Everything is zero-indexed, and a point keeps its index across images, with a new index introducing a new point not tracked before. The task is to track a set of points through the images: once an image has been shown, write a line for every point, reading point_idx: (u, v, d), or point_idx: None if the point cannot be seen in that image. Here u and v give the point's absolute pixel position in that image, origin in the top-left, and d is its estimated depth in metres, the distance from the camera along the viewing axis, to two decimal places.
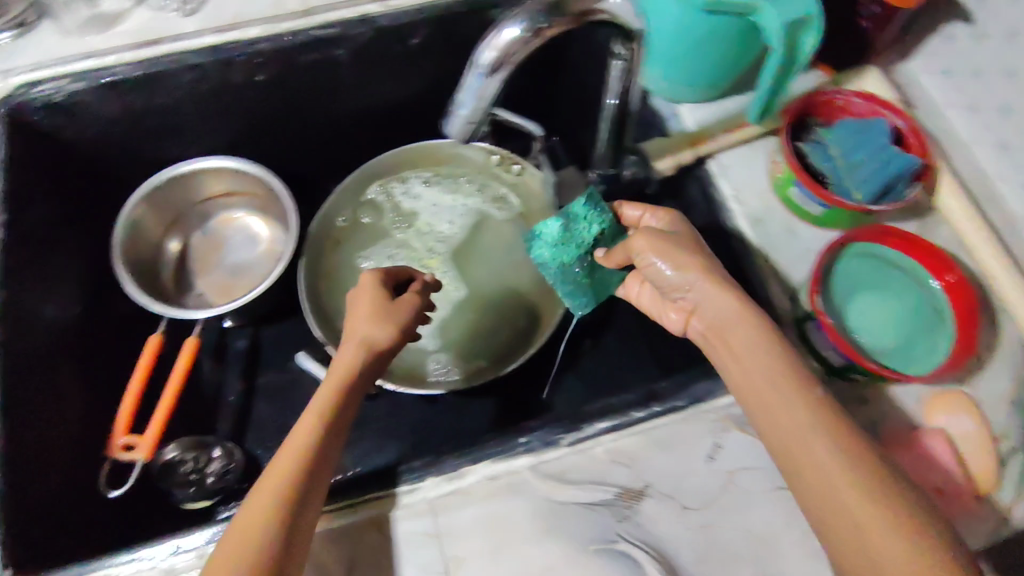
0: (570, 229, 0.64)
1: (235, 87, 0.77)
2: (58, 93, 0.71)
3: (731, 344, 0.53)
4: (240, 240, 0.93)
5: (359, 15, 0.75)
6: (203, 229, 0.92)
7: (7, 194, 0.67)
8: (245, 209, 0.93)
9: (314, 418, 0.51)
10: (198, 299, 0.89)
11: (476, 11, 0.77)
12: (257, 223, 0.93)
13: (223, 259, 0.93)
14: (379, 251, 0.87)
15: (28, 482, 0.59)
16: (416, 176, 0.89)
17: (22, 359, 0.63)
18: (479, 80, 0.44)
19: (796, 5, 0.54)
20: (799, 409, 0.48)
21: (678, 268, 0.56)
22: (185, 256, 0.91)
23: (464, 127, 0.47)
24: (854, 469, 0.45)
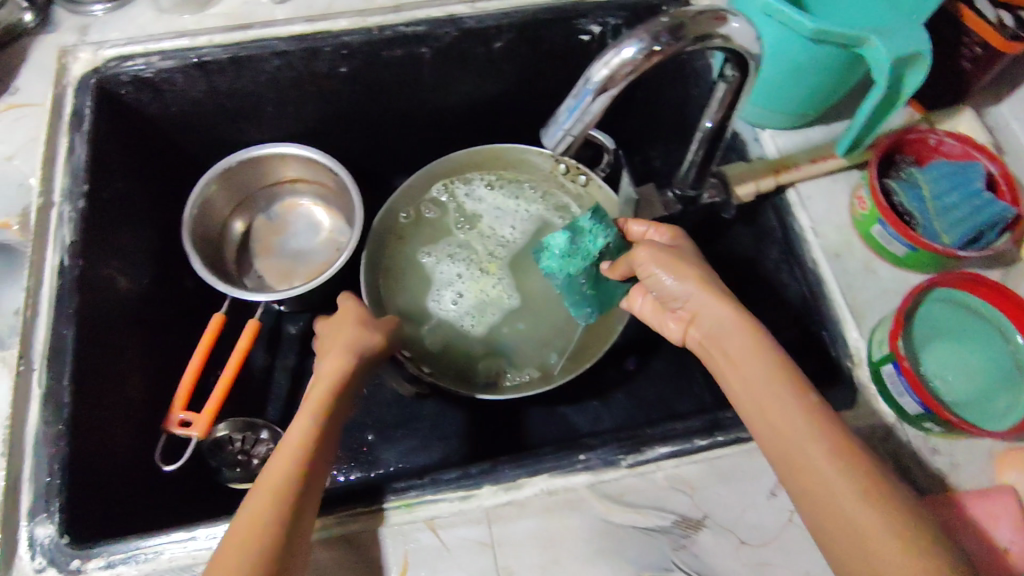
0: (576, 242, 0.69)
1: (317, 76, 0.78)
2: (148, 69, 0.73)
3: (728, 353, 0.54)
4: (301, 227, 0.94)
5: (445, 15, 0.76)
6: (267, 213, 0.93)
7: (93, 163, 0.69)
8: (309, 197, 0.94)
9: (311, 413, 0.53)
10: (257, 281, 0.90)
11: (562, 20, 0.77)
12: (320, 211, 0.94)
13: (284, 245, 0.93)
14: (438, 249, 0.86)
15: (95, 446, 0.61)
16: (480, 179, 0.89)
17: (98, 326, 0.65)
18: (588, 97, 0.44)
19: (907, 41, 0.54)
20: (792, 411, 0.48)
21: (678, 277, 0.57)
22: (247, 237, 0.92)
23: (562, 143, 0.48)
24: (848, 473, 0.45)
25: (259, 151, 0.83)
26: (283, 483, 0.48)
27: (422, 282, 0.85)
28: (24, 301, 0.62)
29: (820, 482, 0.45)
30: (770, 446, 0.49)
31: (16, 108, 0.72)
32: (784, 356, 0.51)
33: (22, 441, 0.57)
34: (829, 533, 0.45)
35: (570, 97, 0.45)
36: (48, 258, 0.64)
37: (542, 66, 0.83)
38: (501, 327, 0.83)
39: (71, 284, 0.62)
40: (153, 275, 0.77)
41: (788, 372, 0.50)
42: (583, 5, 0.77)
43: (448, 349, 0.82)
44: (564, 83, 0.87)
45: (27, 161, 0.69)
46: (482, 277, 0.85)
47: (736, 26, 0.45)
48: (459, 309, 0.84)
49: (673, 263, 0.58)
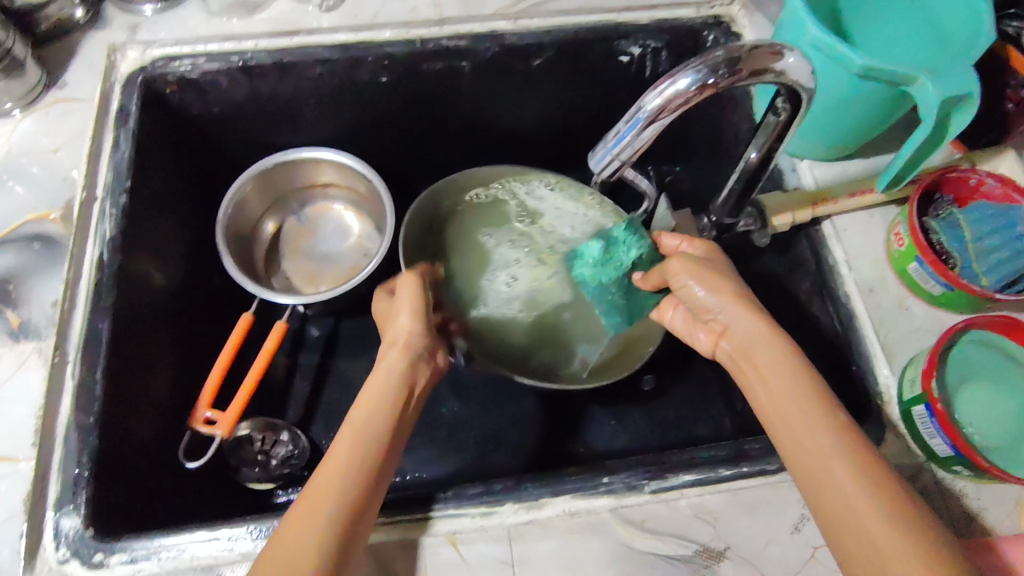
0: (610, 251, 0.70)
1: (358, 84, 0.79)
2: (194, 70, 0.74)
3: (758, 366, 0.54)
4: (330, 231, 0.94)
5: (488, 31, 0.77)
6: (298, 215, 0.94)
7: (136, 160, 0.70)
8: (341, 201, 0.94)
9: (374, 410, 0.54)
10: (284, 283, 0.91)
11: (602, 41, 0.78)
12: (350, 217, 0.95)
13: (312, 247, 0.94)
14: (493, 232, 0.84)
15: (125, 439, 0.62)
16: (541, 180, 0.86)
17: (134, 320, 0.66)
18: (642, 124, 0.45)
19: (956, 82, 0.53)
20: (818, 425, 0.48)
21: (708, 287, 0.57)
22: (277, 238, 0.92)
23: (611, 165, 0.49)
24: (874, 494, 0.45)
25: (296, 154, 0.84)
26: (350, 475, 0.49)
27: (472, 267, 0.82)
28: (62, 292, 0.63)
29: (845, 504, 0.45)
30: (792, 459, 0.49)
31: (64, 101, 0.73)
32: (816, 375, 0.51)
33: (53, 432, 0.58)
34: (850, 553, 0.45)
35: (621, 124, 0.46)
36: (88, 252, 0.65)
37: (579, 85, 0.84)
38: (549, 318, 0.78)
39: (108, 277, 0.64)
40: (187, 271, 0.78)
41: (816, 390, 0.50)
42: (623, 26, 0.78)
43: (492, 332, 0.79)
44: (600, 103, 0.87)
45: (72, 155, 0.70)
46: (539, 268, 0.81)
47: (791, 61, 0.46)
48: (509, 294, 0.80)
49: (709, 277, 0.58)
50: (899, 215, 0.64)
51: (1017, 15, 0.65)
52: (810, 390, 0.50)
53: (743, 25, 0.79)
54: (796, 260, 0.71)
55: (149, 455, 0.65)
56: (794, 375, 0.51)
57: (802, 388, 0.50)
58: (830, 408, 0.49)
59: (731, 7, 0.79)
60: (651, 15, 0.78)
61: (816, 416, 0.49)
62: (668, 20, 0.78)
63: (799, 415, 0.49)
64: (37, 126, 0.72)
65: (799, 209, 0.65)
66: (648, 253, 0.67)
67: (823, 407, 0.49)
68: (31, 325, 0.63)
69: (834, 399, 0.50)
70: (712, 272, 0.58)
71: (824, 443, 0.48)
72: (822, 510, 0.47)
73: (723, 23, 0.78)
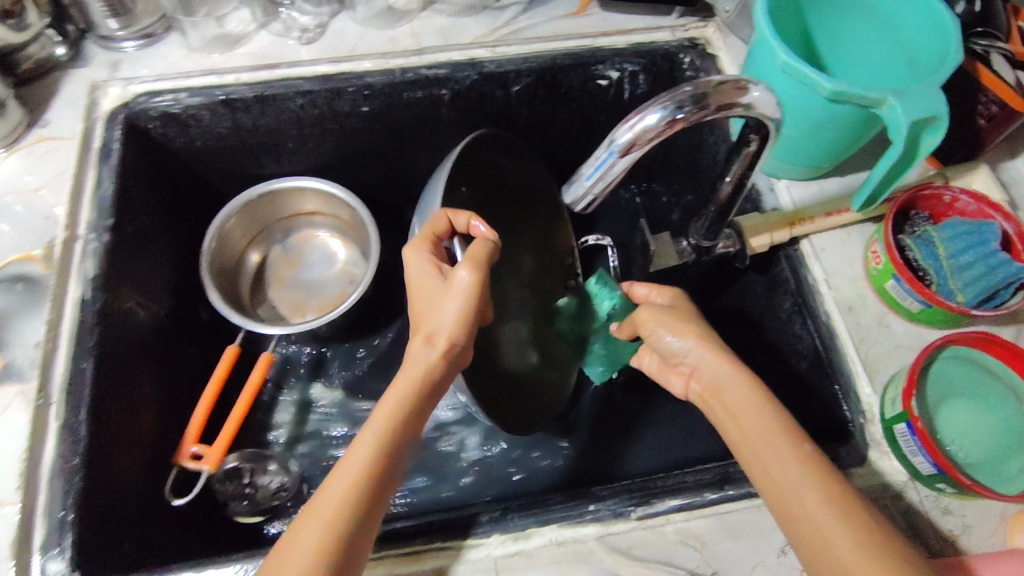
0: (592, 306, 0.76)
1: (340, 114, 0.81)
2: (175, 105, 0.75)
3: (727, 406, 0.55)
4: (317, 259, 0.94)
5: (467, 59, 0.80)
6: (284, 244, 0.94)
7: (118, 196, 0.70)
8: (326, 229, 0.94)
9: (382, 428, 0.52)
10: (271, 313, 0.90)
11: (579, 65, 0.80)
12: (336, 244, 0.95)
13: (299, 276, 0.94)
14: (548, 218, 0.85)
15: (110, 479, 0.62)
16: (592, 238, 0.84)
17: (121, 356, 0.67)
18: (611, 156, 0.46)
19: (923, 104, 0.54)
20: (789, 455, 0.49)
21: (676, 333, 0.59)
22: (263, 268, 0.92)
23: (587, 195, 0.49)
24: (842, 519, 0.45)
25: (282, 183, 0.85)
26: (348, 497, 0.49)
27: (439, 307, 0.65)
28: (45, 333, 0.63)
29: (815, 528, 0.46)
30: (763, 488, 0.50)
31: (46, 140, 0.73)
32: (784, 411, 0.52)
33: (37, 474, 0.58)
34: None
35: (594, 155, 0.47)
36: (70, 289, 0.65)
37: (557, 110, 0.86)
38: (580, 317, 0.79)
39: (92, 316, 0.64)
40: (170, 304, 0.78)
41: (785, 422, 0.51)
42: (600, 52, 0.80)
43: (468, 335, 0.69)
44: (579, 124, 0.89)
45: (53, 193, 0.70)
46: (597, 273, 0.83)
47: (758, 94, 0.47)
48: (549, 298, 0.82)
49: (676, 322, 0.60)
50: (876, 233, 0.65)
51: (986, 33, 0.64)
52: (777, 423, 0.51)
53: (718, 47, 0.82)
54: (774, 278, 0.71)
55: (135, 494, 0.65)
56: (763, 413, 0.52)
57: (775, 422, 0.51)
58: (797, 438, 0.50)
59: (705, 31, 0.82)
60: (627, 39, 0.81)
61: (787, 447, 0.50)
62: (644, 45, 0.81)
63: (766, 448, 0.50)
64: (19, 164, 0.72)
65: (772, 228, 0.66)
66: (622, 302, 0.73)
67: (793, 438, 0.50)
68: (14, 366, 0.61)
69: (801, 433, 0.51)
70: (677, 317, 0.60)
71: (791, 471, 0.49)
72: (794, 538, 0.48)
73: (698, 45, 0.81)
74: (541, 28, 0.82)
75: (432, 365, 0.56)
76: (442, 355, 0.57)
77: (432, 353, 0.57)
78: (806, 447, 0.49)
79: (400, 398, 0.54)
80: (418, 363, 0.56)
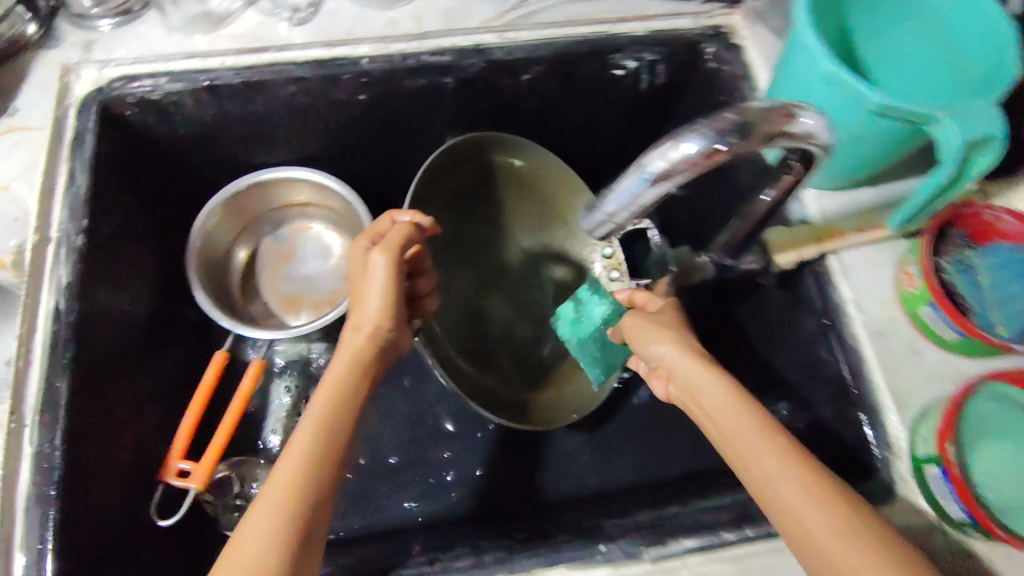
0: (580, 308, 0.71)
1: (336, 103, 0.75)
2: (155, 91, 0.69)
3: (705, 408, 0.51)
4: (310, 252, 0.89)
5: (473, 44, 0.73)
6: (275, 237, 0.89)
7: (93, 192, 0.65)
8: (320, 220, 0.89)
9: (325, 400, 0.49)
10: (263, 310, 0.86)
11: (593, 54, 0.75)
12: (331, 237, 0.89)
13: (291, 271, 0.89)
14: (550, 219, 0.86)
15: (91, 505, 0.58)
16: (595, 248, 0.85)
17: (102, 370, 0.63)
18: (639, 185, 0.42)
19: (977, 122, 0.49)
20: (762, 445, 0.46)
21: (659, 339, 0.56)
22: (254, 263, 0.87)
23: (610, 221, 0.45)
24: (826, 506, 0.42)
25: (270, 174, 0.80)
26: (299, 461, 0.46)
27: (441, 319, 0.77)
28: (16, 348, 0.58)
29: (802, 521, 0.43)
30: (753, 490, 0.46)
31: (14, 131, 0.67)
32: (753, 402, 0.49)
33: (13, 501, 0.54)
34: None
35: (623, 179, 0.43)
36: (43, 299, 0.60)
37: (568, 100, 0.81)
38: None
39: (67, 328, 0.60)
40: (154, 306, 0.74)
41: (755, 413, 0.48)
42: (617, 40, 0.75)
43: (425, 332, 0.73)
44: (589, 113, 0.84)
45: (24, 190, 0.65)
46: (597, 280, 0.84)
47: (810, 122, 0.40)
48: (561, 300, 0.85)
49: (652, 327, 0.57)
50: (909, 253, 0.61)
51: None
52: (750, 416, 0.48)
53: (744, 37, 0.76)
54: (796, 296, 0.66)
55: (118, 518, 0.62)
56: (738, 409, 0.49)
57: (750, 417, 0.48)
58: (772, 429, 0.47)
59: (730, 18, 0.76)
60: (646, 25, 0.76)
61: (762, 438, 0.46)
62: (663, 33, 0.75)
63: (747, 446, 0.47)
64: None
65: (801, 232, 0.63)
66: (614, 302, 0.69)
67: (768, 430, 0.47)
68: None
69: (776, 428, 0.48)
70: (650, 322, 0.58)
71: (769, 462, 0.45)
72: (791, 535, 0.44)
73: (722, 35, 0.76)
74: (553, 12, 0.76)
75: (357, 352, 0.53)
76: (369, 340, 0.54)
77: (358, 337, 0.54)
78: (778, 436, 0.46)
79: (345, 369, 0.52)
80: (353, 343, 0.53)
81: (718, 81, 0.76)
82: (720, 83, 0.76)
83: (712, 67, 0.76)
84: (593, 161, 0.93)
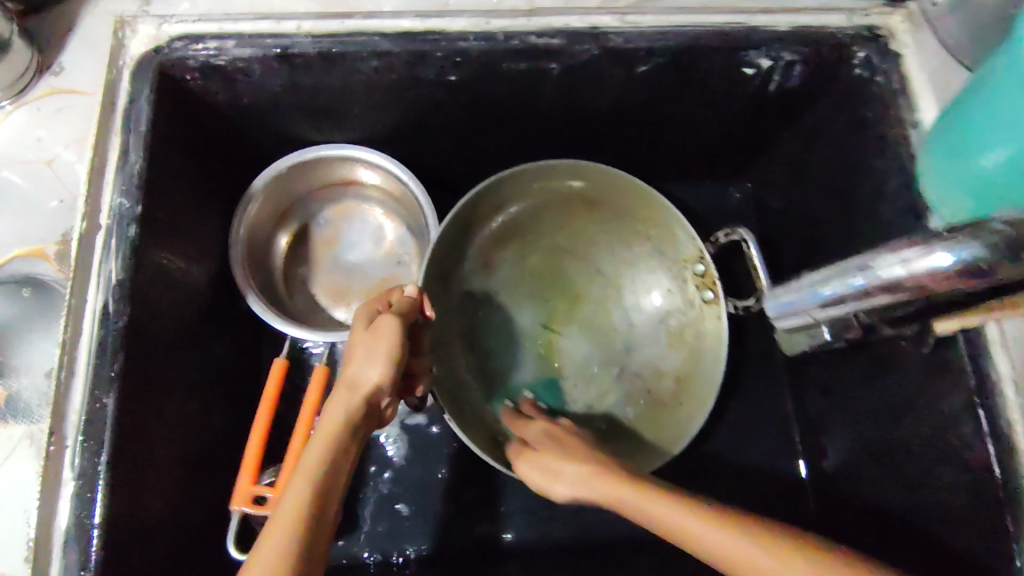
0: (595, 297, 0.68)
1: (422, 83, 0.65)
2: (220, 56, 0.59)
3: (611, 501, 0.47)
4: (355, 236, 0.79)
5: (588, 27, 0.63)
6: (317, 221, 0.78)
7: (147, 175, 0.57)
8: (372, 203, 0.79)
9: (319, 457, 0.47)
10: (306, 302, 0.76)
11: (726, 49, 0.64)
12: (380, 219, 0.79)
13: (337, 258, 0.78)
14: (636, 235, 0.74)
15: (135, 534, 0.53)
16: (687, 271, 0.71)
17: (151, 380, 0.56)
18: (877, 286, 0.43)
19: None
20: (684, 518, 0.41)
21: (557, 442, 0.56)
22: (295, 251, 0.77)
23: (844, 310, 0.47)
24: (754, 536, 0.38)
25: (331, 150, 0.71)
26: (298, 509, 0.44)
27: (497, 350, 0.74)
28: (58, 357, 0.51)
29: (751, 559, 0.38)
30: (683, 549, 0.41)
31: (60, 94, 0.58)
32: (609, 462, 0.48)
33: (52, 532, 0.49)
34: None
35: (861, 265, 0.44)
36: (89, 300, 0.53)
37: (683, 96, 0.70)
38: (673, 338, 0.72)
39: (115, 336, 0.52)
40: (208, 299, 0.66)
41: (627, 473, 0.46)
42: (755, 35, 0.64)
43: (454, 390, 0.71)
44: (703, 111, 0.73)
45: (70, 167, 0.56)
46: (687, 311, 0.72)
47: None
48: (651, 326, 0.74)
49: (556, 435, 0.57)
50: None
51: None
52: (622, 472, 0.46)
53: (905, 43, 0.64)
54: (930, 366, 0.57)
55: (162, 549, 0.56)
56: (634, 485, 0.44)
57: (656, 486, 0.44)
58: (677, 495, 0.42)
59: (891, 18, 0.65)
60: (790, 19, 0.64)
61: (674, 508, 0.41)
62: (809, 30, 0.64)
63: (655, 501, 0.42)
64: (27, 123, 0.57)
65: (795, 344, 0.65)
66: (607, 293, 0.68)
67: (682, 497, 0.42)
68: (22, 402, 0.52)
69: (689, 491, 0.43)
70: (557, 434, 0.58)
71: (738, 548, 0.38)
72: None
73: (879, 37, 0.64)
74: None
75: (352, 413, 0.51)
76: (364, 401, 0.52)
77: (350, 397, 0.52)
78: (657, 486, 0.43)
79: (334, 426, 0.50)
80: (340, 402, 0.51)
81: (868, 93, 0.65)
82: (868, 96, 0.65)
83: (861, 76, 0.65)
84: (694, 162, 0.83)
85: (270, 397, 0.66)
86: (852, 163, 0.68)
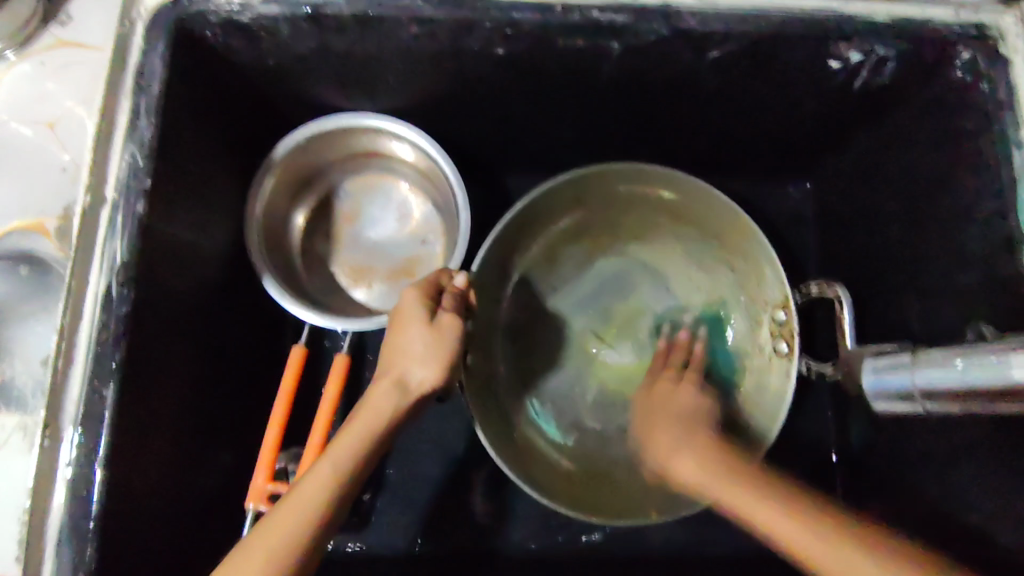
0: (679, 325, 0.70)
1: (467, 55, 0.58)
2: (245, 12, 0.53)
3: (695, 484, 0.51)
4: (379, 214, 0.73)
5: (660, 2, 0.55)
6: (343, 193, 0.73)
7: (157, 144, 0.51)
8: (402, 178, 0.73)
9: (347, 453, 0.47)
10: (326, 284, 0.71)
11: (814, 39, 0.56)
12: (406, 197, 0.73)
13: (360, 235, 0.73)
14: (712, 261, 0.70)
15: (133, 538, 0.49)
16: (764, 310, 0.67)
17: (156, 372, 0.52)
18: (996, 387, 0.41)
19: None
20: (776, 508, 0.44)
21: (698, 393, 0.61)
22: (316, 227, 0.72)
23: (950, 409, 0.46)
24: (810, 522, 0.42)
25: (360, 122, 0.65)
26: (314, 499, 0.45)
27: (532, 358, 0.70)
28: (55, 345, 0.47)
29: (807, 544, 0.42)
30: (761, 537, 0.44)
31: (67, 47, 0.52)
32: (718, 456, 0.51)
33: (43, 530, 0.45)
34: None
35: (990, 358, 0.42)
36: (90, 282, 0.49)
37: (754, 87, 0.62)
38: (730, 379, 0.68)
39: (116, 323, 0.48)
40: (221, 278, 0.61)
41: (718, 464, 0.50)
42: (849, 24, 0.56)
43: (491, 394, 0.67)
44: (773, 103, 0.65)
45: (75, 131, 0.51)
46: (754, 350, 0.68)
47: None
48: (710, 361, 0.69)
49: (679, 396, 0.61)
50: None
51: None
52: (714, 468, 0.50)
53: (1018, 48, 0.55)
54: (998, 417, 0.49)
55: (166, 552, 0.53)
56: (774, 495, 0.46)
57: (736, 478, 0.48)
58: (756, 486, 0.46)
59: (1001, 18, 0.55)
60: (889, 8, 0.56)
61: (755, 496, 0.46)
62: (911, 22, 0.56)
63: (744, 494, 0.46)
64: (30, 79, 0.51)
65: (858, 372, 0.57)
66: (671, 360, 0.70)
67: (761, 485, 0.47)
68: (13, 389, 0.46)
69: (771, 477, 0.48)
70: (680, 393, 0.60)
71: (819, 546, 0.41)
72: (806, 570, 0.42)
73: (988, 39, 0.55)
74: None
75: (391, 411, 0.49)
76: (402, 399, 0.50)
77: (391, 393, 0.49)
78: (780, 490, 0.46)
79: (366, 425, 0.48)
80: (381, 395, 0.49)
81: (966, 100, 0.56)
82: (965, 102, 0.56)
83: (961, 80, 0.56)
84: (753, 157, 0.76)
85: (287, 388, 0.63)
86: (933, 177, 0.59)
